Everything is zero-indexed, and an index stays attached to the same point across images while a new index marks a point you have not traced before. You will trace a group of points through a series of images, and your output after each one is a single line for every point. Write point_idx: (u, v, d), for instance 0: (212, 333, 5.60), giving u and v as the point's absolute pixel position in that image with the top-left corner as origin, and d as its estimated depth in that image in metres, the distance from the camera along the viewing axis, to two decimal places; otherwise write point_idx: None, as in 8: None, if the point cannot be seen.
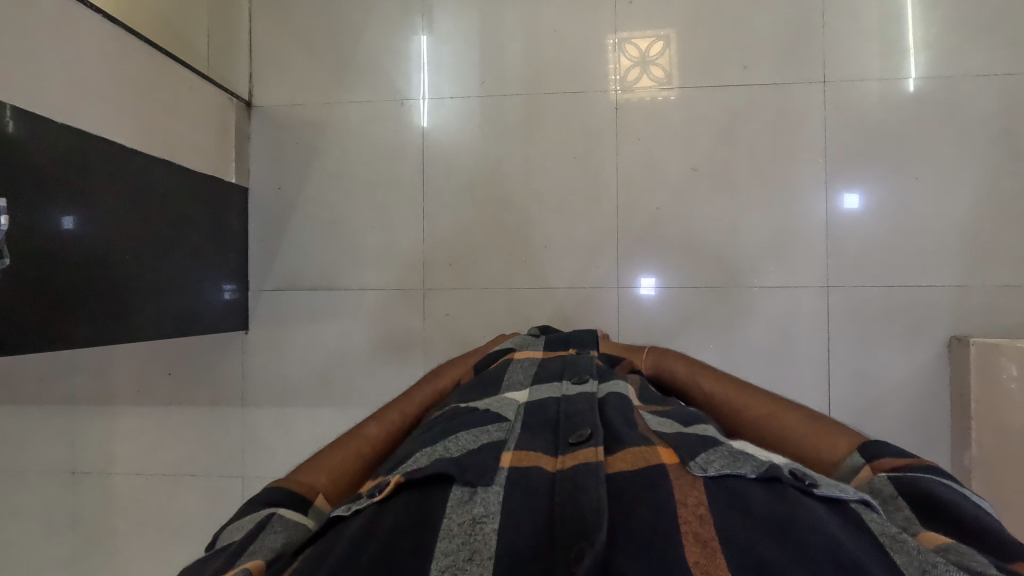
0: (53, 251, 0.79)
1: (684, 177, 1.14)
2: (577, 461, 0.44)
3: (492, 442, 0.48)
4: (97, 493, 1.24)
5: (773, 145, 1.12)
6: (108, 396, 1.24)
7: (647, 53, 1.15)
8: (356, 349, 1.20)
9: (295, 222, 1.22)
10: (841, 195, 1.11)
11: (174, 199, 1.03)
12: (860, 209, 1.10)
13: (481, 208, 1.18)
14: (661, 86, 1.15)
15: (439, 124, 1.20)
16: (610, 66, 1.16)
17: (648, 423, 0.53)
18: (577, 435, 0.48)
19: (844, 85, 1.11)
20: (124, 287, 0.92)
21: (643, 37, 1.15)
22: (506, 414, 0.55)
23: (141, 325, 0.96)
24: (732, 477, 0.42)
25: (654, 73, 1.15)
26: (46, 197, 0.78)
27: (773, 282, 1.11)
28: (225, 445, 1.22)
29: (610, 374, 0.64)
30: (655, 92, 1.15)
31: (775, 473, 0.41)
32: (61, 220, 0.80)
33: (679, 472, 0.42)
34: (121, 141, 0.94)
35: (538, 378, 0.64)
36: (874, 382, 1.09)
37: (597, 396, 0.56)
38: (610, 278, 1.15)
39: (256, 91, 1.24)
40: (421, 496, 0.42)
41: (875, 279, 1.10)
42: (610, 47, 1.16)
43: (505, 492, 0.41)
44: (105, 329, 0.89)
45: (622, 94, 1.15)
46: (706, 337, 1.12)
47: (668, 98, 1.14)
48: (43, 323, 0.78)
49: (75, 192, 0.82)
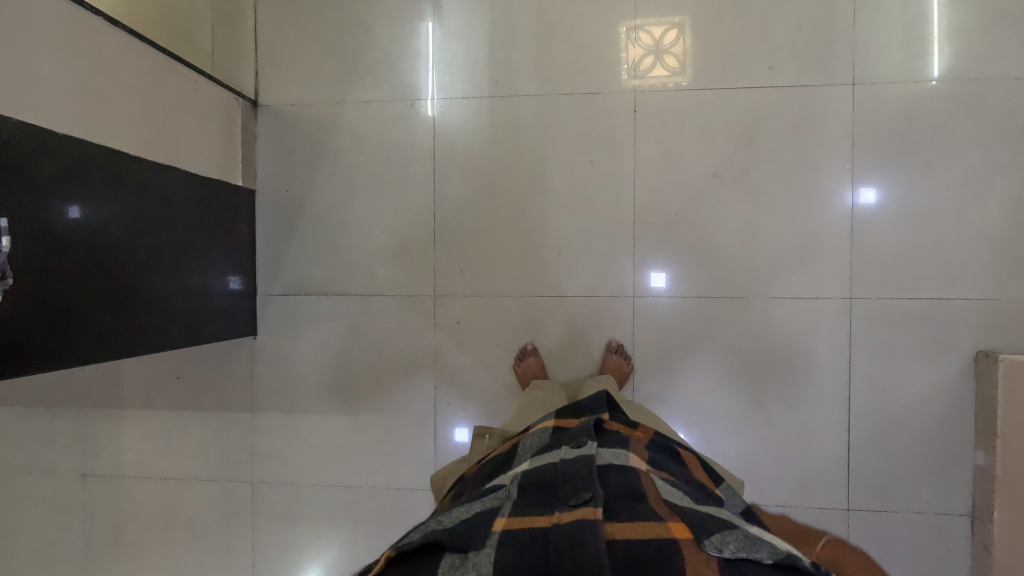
0: (67, 243, 0.78)
1: (705, 182, 1.10)
2: (574, 518, 0.43)
3: (485, 511, 0.47)
4: (107, 495, 1.24)
5: (797, 149, 1.08)
6: (118, 400, 1.23)
7: (660, 41, 1.11)
8: (364, 355, 1.18)
9: (302, 226, 1.19)
10: (859, 190, 1.07)
11: (180, 207, 1.01)
12: (876, 205, 1.06)
13: (492, 212, 1.15)
14: (675, 75, 1.10)
15: (449, 124, 1.16)
16: (621, 54, 1.12)
17: (659, 492, 0.51)
18: (577, 496, 0.47)
19: (873, 87, 1.06)
20: (133, 295, 0.91)
21: (657, 24, 1.11)
22: (503, 484, 0.54)
23: (149, 334, 0.95)
24: (746, 561, 0.39)
25: (667, 61, 1.11)
26: (49, 192, 0.76)
27: (794, 292, 1.08)
28: (233, 450, 1.21)
29: (611, 439, 0.61)
30: (669, 80, 1.10)
31: (793, 561, 0.39)
32: (68, 210, 0.78)
33: (691, 548, 0.40)
34: (127, 148, 0.91)
35: (541, 448, 0.61)
36: (897, 398, 1.06)
37: (596, 460, 0.54)
38: (625, 286, 1.12)
39: (262, 90, 1.21)
40: (413, 567, 0.41)
41: (900, 290, 1.06)
42: (622, 36, 1.12)
43: (499, 553, 0.40)
44: (113, 341, 0.87)
45: (634, 82, 1.11)
46: (722, 348, 1.10)
47: (681, 86, 1.10)
48: (50, 333, 0.77)
49: (79, 184, 0.80)
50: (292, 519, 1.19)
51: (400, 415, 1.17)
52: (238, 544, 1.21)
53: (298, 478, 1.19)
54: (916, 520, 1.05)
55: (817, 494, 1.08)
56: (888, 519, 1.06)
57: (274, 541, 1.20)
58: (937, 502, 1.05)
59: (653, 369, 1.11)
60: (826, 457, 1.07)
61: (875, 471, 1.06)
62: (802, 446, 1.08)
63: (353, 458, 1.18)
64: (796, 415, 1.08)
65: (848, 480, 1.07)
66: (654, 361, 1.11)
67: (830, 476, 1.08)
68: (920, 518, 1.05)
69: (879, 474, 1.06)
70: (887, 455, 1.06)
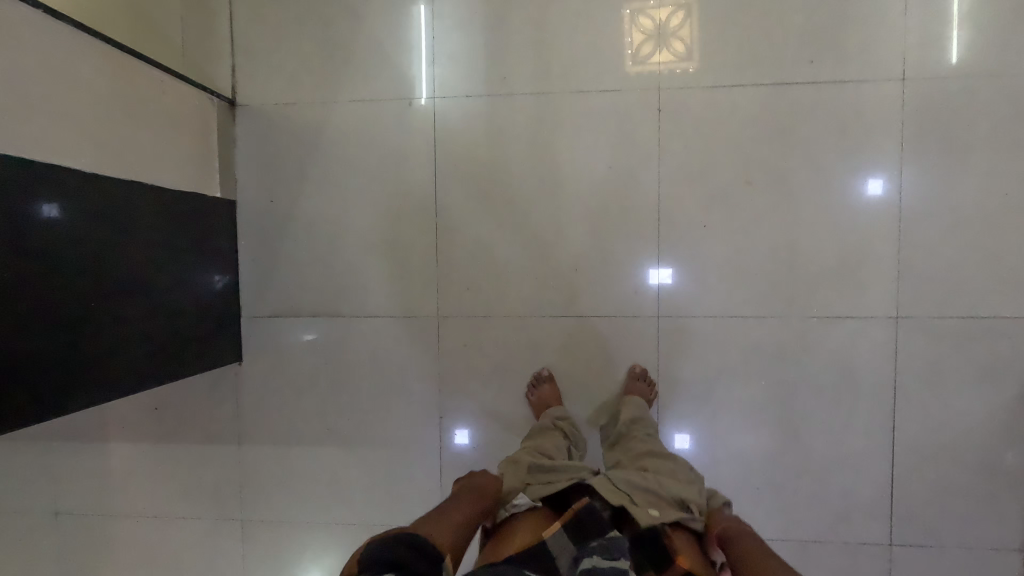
0: (34, 244, 0.69)
1: (738, 190, 0.99)
2: None
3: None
4: (83, 535, 1.14)
5: (838, 152, 0.97)
6: (92, 433, 1.12)
7: (665, 25, 0.99)
8: (362, 382, 1.07)
9: (290, 241, 1.08)
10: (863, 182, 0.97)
11: (148, 228, 0.88)
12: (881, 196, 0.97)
13: (500, 223, 1.04)
14: (681, 60, 0.99)
15: (451, 127, 1.04)
16: (625, 39, 1.00)
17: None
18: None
19: (924, 84, 0.95)
20: (110, 318, 0.81)
21: (661, 7, 0.99)
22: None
23: (126, 363, 0.85)
24: None
25: (674, 47, 0.99)
26: (24, 189, 0.68)
27: (835, 311, 0.98)
28: (220, 486, 1.11)
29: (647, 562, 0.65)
30: (674, 66, 0.99)
31: None
32: (43, 210, 0.70)
33: None
34: (81, 165, 0.78)
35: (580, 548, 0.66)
36: (944, 426, 0.97)
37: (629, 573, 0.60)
38: (648, 305, 1.02)
39: (240, 88, 1.08)
40: None
41: (952, 308, 0.96)
42: (624, 19, 1.00)
43: None
44: (87, 373, 0.78)
45: (633, 68, 1.00)
46: (756, 373, 1.00)
47: (687, 73, 0.99)
48: (29, 363, 0.70)
49: (56, 180, 0.73)
50: (286, 559, 1.10)
51: (401, 448, 1.07)
52: None
53: (292, 516, 1.10)
54: (962, 555, 0.97)
55: (856, 528, 0.99)
56: (932, 555, 0.98)
57: None
58: (986, 537, 0.97)
59: (679, 397, 1.01)
60: (867, 489, 0.99)
61: (920, 504, 0.98)
62: (840, 477, 0.99)
63: (352, 494, 1.08)
64: (835, 444, 0.99)
65: (891, 514, 0.99)
66: (679, 387, 1.02)
67: (870, 511, 0.99)
68: (967, 554, 0.97)
69: (925, 507, 0.98)
70: (934, 488, 0.97)
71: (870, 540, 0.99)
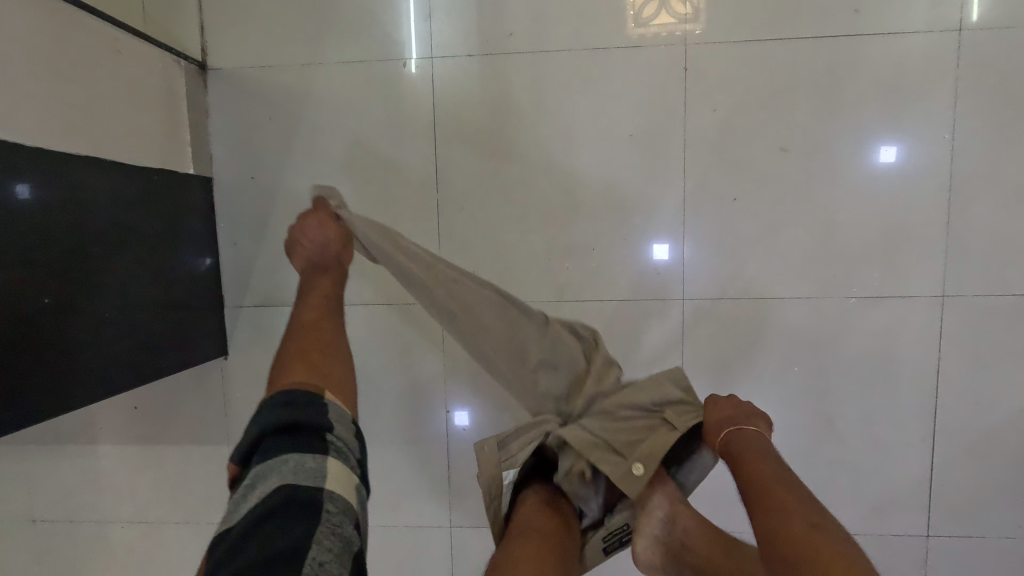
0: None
1: (772, 159, 0.89)
2: None
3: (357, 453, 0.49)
4: (65, 543, 1.06)
5: (884, 113, 0.87)
6: (66, 435, 1.03)
7: None
8: (359, 375, 0.98)
9: (275, 222, 0.97)
10: (887, 152, 0.88)
11: (115, 218, 0.79)
12: (902, 167, 0.88)
13: (507, 198, 0.94)
14: (682, 21, 0.88)
15: (451, 90, 0.93)
16: None
17: None
18: None
19: (986, 34, 0.85)
20: (70, 317, 0.71)
21: None
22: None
23: (90, 367, 0.75)
24: None
25: (674, 7, 0.88)
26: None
27: (876, 291, 0.90)
28: (210, 489, 1.03)
29: None
30: (673, 28, 0.89)
31: None
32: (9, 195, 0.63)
33: None
34: (18, 137, 0.66)
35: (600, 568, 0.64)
36: (991, 413, 0.90)
37: None
38: (672, 286, 0.93)
39: (211, 49, 0.95)
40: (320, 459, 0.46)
41: (1005, 285, 0.88)
42: None
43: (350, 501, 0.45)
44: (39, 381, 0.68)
45: (635, 30, 0.89)
46: (788, 358, 0.92)
47: (691, 34, 0.88)
48: None
49: (29, 166, 0.66)
50: None
51: (406, 444, 0.99)
52: None
53: None
54: (1004, 545, 0.92)
55: (893, 519, 0.94)
56: (971, 546, 0.93)
57: None
58: None
59: (706, 385, 0.94)
60: (905, 479, 0.93)
61: (961, 493, 0.92)
62: (876, 467, 0.93)
63: None
64: (871, 431, 0.93)
65: (928, 503, 0.93)
66: (706, 375, 0.94)
67: (908, 500, 0.93)
68: (1010, 544, 0.92)
69: (965, 497, 0.92)
70: (977, 476, 0.91)
71: (907, 531, 0.94)
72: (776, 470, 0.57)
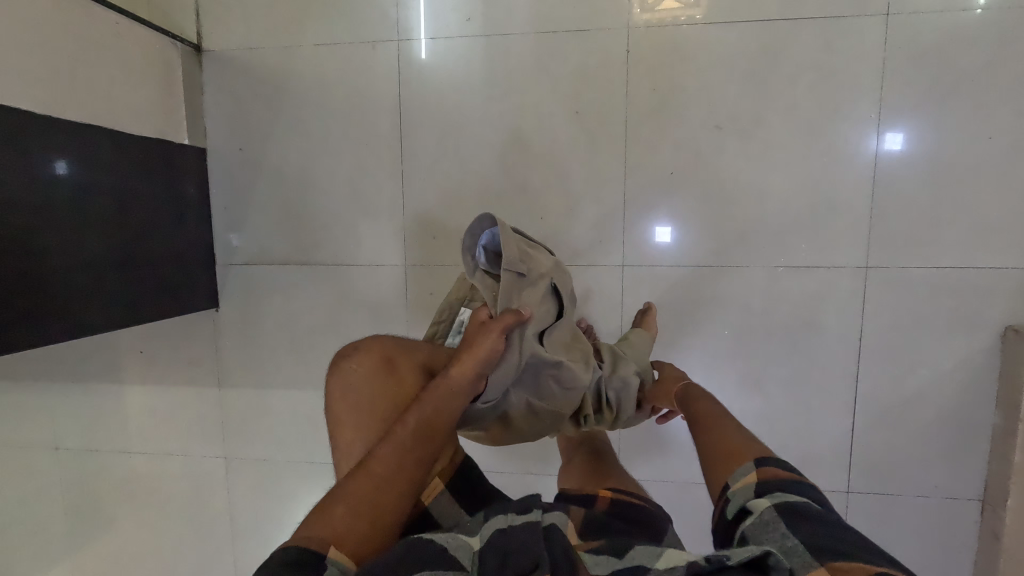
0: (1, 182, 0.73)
1: (706, 136, 0.96)
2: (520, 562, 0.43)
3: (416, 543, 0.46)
4: (83, 469, 1.22)
5: (814, 94, 0.93)
6: (83, 373, 1.18)
7: None
8: (332, 329, 1.10)
9: (259, 190, 1.09)
10: (815, 130, 0.93)
11: (117, 180, 0.91)
12: (828, 145, 0.93)
13: (466, 170, 1.03)
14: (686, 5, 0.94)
15: (416, 71, 1.02)
16: None
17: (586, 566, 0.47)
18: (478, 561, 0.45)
19: (912, 18, 0.89)
20: (80, 262, 0.85)
21: None
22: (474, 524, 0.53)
23: (100, 305, 0.89)
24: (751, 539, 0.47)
25: None
26: (41, 141, 0.79)
27: (802, 261, 0.96)
28: (204, 425, 1.17)
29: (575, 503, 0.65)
30: (679, 15, 0.94)
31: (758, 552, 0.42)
32: (53, 166, 0.81)
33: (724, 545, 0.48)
34: (34, 108, 0.79)
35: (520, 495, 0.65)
36: (908, 378, 0.96)
37: (542, 525, 0.50)
38: (614, 253, 1.01)
39: (204, 33, 1.07)
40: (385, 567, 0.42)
41: (924, 257, 0.93)
42: None
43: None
44: (64, 315, 0.83)
45: (642, 17, 0.95)
46: (719, 322, 1.00)
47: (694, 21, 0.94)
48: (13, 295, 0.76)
49: (46, 136, 0.80)
50: (268, 493, 1.17)
51: None
52: (218, 517, 1.20)
53: (272, 454, 1.15)
54: (919, 504, 0.98)
55: (814, 475, 1.01)
56: (890, 503, 0.99)
57: (252, 514, 1.18)
58: (945, 486, 0.97)
59: None
60: (827, 438, 1.00)
61: (879, 453, 0.98)
62: (800, 426, 1.00)
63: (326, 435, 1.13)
64: (797, 394, 0.99)
65: (850, 461, 1.00)
66: None
67: (829, 458, 1.00)
68: (926, 503, 0.98)
69: (883, 456, 0.98)
70: (894, 437, 0.98)
71: (827, 487, 1.01)
72: (704, 404, 0.73)
